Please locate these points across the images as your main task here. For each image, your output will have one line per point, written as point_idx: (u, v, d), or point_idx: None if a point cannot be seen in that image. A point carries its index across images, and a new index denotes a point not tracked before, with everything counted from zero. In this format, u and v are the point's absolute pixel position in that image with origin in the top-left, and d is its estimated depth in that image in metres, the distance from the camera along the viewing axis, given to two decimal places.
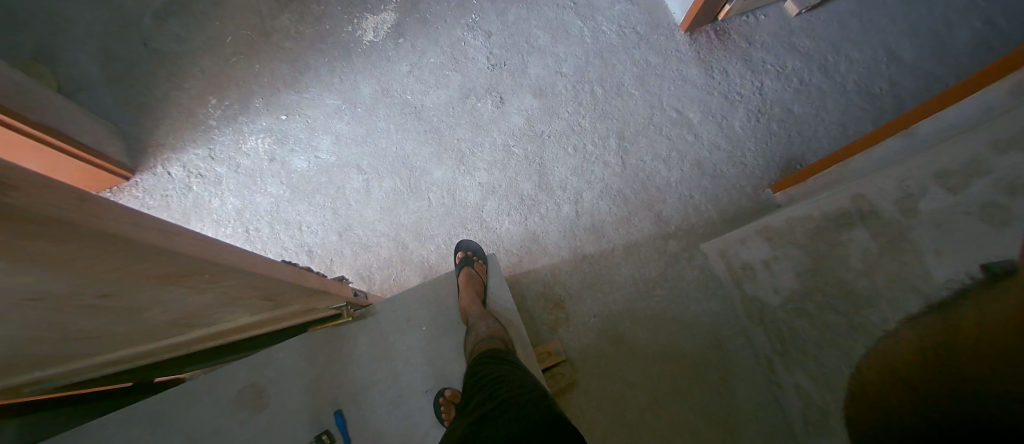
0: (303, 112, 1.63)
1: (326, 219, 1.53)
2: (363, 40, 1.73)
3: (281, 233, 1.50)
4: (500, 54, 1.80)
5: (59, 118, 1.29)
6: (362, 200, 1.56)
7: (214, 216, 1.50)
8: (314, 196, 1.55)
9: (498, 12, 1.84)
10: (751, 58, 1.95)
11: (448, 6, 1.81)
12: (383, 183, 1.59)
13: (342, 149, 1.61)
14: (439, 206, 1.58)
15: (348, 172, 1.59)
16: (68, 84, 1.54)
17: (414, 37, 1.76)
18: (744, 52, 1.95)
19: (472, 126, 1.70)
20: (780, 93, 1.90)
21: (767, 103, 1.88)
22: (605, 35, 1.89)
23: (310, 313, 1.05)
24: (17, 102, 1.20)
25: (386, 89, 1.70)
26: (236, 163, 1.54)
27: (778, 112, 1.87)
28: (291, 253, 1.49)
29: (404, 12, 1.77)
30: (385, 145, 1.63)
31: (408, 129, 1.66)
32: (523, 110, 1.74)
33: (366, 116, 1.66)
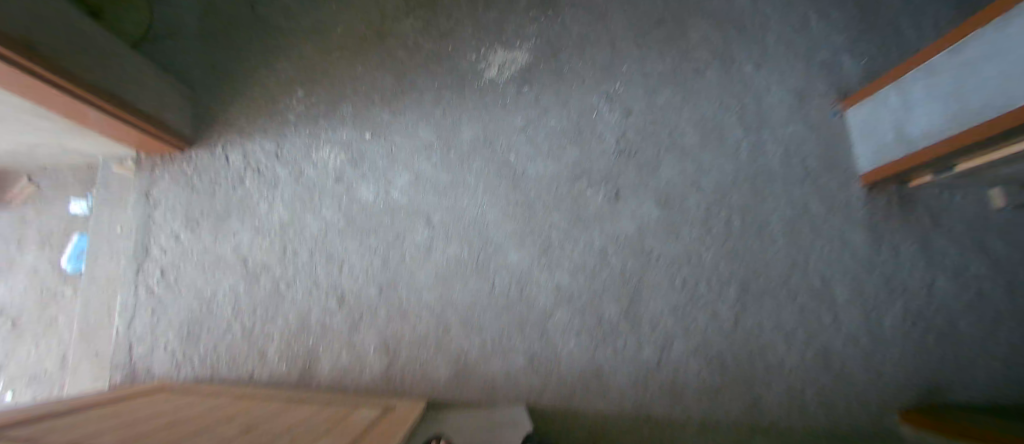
0: (386, 135, 1.38)
1: (370, 273, 1.26)
2: (481, 74, 1.46)
3: (318, 269, 1.26)
4: (631, 139, 1.46)
5: (125, 83, 1.16)
6: (418, 262, 1.28)
7: (256, 224, 1.28)
8: (369, 237, 1.29)
9: (645, 89, 1.52)
10: (940, 244, 1.49)
11: (591, 63, 1.51)
12: (451, 246, 1.30)
13: (412, 194, 1.34)
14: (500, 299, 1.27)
15: (414, 224, 1.32)
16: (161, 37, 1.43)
17: (540, 88, 1.47)
18: (936, 234, 1.49)
19: (569, 211, 1.37)
20: (952, 301, 1.45)
21: (933, 308, 1.44)
22: (763, 157, 1.52)
23: (342, 422, 0.95)
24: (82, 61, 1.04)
25: (489, 138, 1.41)
26: (300, 169, 1.33)
27: (942, 324, 1.43)
28: (318, 294, 1.24)
29: (539, 54, 1.49)
30: (467, 203, 1.35)
31: (497, 193, 1.36)
32: (637, 214, 1.39)
33: (456, 164, 1.38)
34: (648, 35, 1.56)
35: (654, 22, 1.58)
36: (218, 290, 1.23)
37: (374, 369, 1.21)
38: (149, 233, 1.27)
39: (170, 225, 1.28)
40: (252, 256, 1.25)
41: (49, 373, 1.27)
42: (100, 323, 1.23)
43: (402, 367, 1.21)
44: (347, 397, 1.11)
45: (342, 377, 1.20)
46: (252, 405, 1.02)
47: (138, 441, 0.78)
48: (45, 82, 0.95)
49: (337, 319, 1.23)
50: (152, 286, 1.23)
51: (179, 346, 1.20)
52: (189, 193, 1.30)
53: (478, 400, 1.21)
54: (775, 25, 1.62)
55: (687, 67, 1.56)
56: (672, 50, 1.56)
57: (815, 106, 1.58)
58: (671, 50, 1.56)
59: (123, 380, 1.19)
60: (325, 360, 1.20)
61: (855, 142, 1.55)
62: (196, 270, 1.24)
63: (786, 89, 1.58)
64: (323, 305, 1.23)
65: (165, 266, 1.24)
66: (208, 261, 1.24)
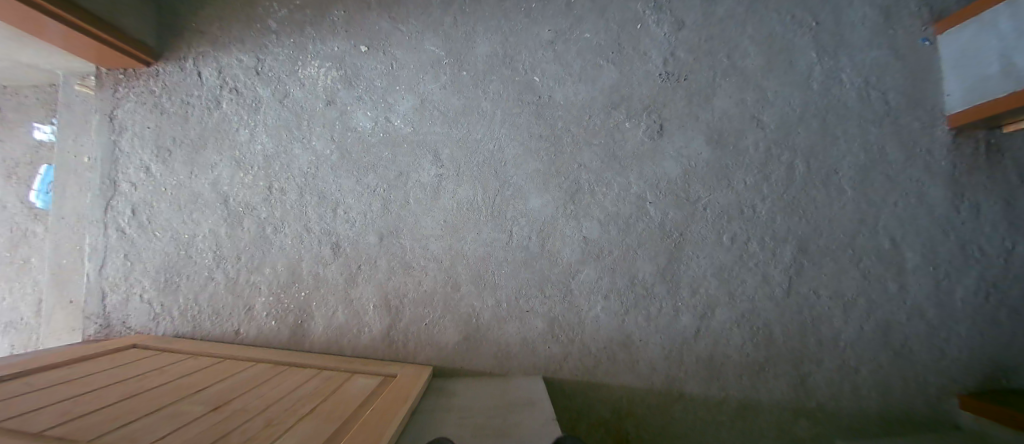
0: (386, 47, 1.15)
1: (369, 212, 1.10)
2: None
3: (309, 204, 1.09)
4: (685, 59, 1.20)
5: None
6: (426, 197, 1.11)
7: (237, 154, 1.10)
8: (368, 173, 1.11)
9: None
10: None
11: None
12: (462, 191, 1.12)
13: (420, 119, 1.13)
14: (517, 244, 1.11)
15: (421, 156, 1.12)
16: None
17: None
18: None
19: (599, 149, 1.15)
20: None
21: (1008, 278, 1.22)
22: (838, 88, 1.24)
23: (334, 392, 0.85)
24: None
25: (508, 56, 1.17)
26: (285, 91, 1.12)
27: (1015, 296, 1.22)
28: (311, 240, 1.09)
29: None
30: (482, 136, 1.14)
31: (518, 124, 1.15)
32: (680, 154, 1.16)
33: (471, 85, 1.15)
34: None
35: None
36: (197, 234, 1.08)
37: (374, 331, 1.08)
38: (116, 165, 1.11)
39: (139, 155, 1.11)
40: (232, 194, 1.09)
41: (29, 318, 1.18)
42: (74, 264, 1.11)
43: (404, 330, 1.08)
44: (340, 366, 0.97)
45: (338, 341, 1.07)
46: (237, 366, 0.93)
47: (80, 424, 0.65)
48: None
49: (328, 273, 1.08)
50: (123, 226, 1.09)
51: (157, 296, 1.08)
52: (159, 117, 1.12)
53: (492, 362, 1.09)
54: None
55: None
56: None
57: (903, 30, 1.27)
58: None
59: (96, 335, 1.08)
60: (316, 317, 1.08)
61: (945, 72, 1.26)
62: (172, 211, 1.09)
63: (869, 8, 1.27)
64: (315, 258, 1.08)
65: (137, 203, 1.10)
66: (186, 196, 1.09)
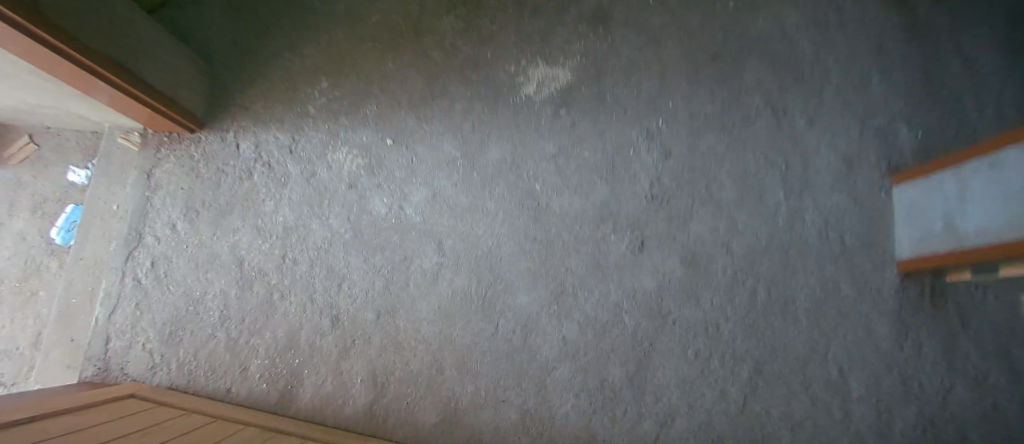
0: (409, 141, 1.30)
1: (370, 290, 1.20)
2: (519, 87, 1.36)
3: (316, 275, 1.21)
4: (669, 184, 1.34)
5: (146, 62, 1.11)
6: (425, 282, 1.22)
7: (260, 222, 1.24)
8: (375, 253, 1.23)
9: (685, 129, 1.38)
10: (991, 364, 1.28)
11: (636, 96, 1.38)
12: (457, 282, 1.23)
13: (428, 208, 1.26)
14: (502, 334, 1.21)
15: (425, 244, 1.24)
16: (172, 13, 1.38)
17: (576, 112, 1.35)
18: (989, 347, 1.29)
19: (584, 256, 1.27)
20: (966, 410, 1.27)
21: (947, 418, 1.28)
22: (801, 226, 1.37)
23: None
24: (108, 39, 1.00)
25: (516, 164, 1.31)
26: (312, 171, 1.27)
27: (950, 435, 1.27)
28: (313, 310, 1.19)
29: (582, 77, 1.37)
30: (482, 233, 1.26)
31: (517, 227, 1.27)
32: (656, 270, 1.29)
33: (478, 184, 1.29)
34: (702, 72, 1.42)
35: (708, 59, 1.43)
36: (207, 292, 1.20)
37: (359, 403, 1.16)
38: (146, 219, 1.25)
39: (167, 213, 1.25)
40: (248, 260, 1.22)
41: (23, 348, 1.23)
42: (80, 306, 1.22)
43: (385, 408, 1.16)
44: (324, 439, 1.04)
45: (322, 408, 1.15)
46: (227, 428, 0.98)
47: None
48: (51, 51, 0.87)
49: (321, 342, 1.17)
50: (139, 276, 1.22)
51: (159, 346, 1.18)
52: (193, 180, 1.27)
53: None
54: (835, 83, 1.43)
55: (736, 113, 1.40)
56: (722, 91, 1.41)
57: (864, 180, 1.40)
58: (725, 90, 1.41)
59: (94, 376, 1.18)
60: (306, 383, 1.16)
61: (897, 222, 1.37)
62: (190, 268, 1.22)
63: (836, 155, 1.41)
64: (312, 327, 1.18)
65: (157, 257, 1.23)
66: (204, 255, 1.22)
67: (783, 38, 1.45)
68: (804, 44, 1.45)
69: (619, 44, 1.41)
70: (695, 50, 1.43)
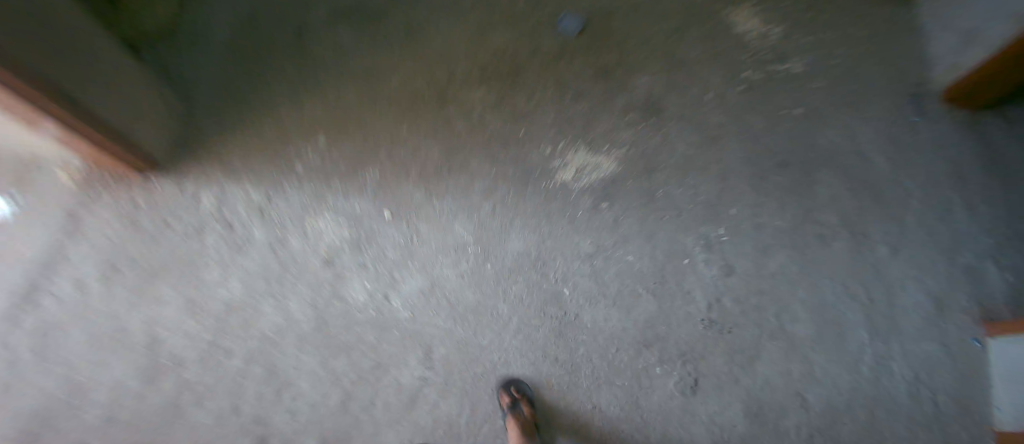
0: (410, 213, 1.01)
1: (323, 407, 0.89)
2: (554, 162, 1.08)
3: (254, 377, 0.90)
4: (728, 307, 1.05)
5: (89, 79, 0.80)
6: (400, 405, 0.91)
7: (195, 294, 0.93)
8: (341, 356, 0.92)
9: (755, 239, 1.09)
10: None
11: (698, 195, 1.10)
12: (442, 409, 0.92)
13: (422, 304, 0.96)
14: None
15: (409, 352, 0.93)
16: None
17: (620, 202, 1.08)
18: None
19: (610, 391, 0.98)
20: None
21: None
22: (890, 382, 1.04)
23: None
24: (45, 51, 0.70)
25: (540, 258, 1.02)
26: (282, 239, 0.97)
27: None
28: (238, 422, 0.88)
29: (635, 158, 1.10)
30: (487, 344, 0.96)
31: (534, 340, 0.97)
32: (698, 417, 0.99)
33: (490, 280, 1.00)
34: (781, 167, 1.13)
35: (787, 159, 1.14)
36: (105, 378, 0.89)
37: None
38: (44, 273, 0.93)
39: (77, 266, 0.93)
40: (169, 345, 0.91)
41: None
42: None
43: None
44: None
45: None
46: None
47: None
48: None
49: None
50: (16, 344, 0.89)
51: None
52: (124, 231, 0.95)
53: None
54: (920, 201, 1.13)
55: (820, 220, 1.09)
56: (804, 193, 1.12)
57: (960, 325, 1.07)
58: (808, 193, 1.12)
59: None
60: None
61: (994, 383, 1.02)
62: (86, 342, 0.90)
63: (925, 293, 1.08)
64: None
65: (49, 324, 0.91)
66: (114, 333, 0.91)
67: (882, 137, 1.16)
68: (901, 154, 1.15)
69: (684, 124, 1.14)
70: (775, 139, 1.15)
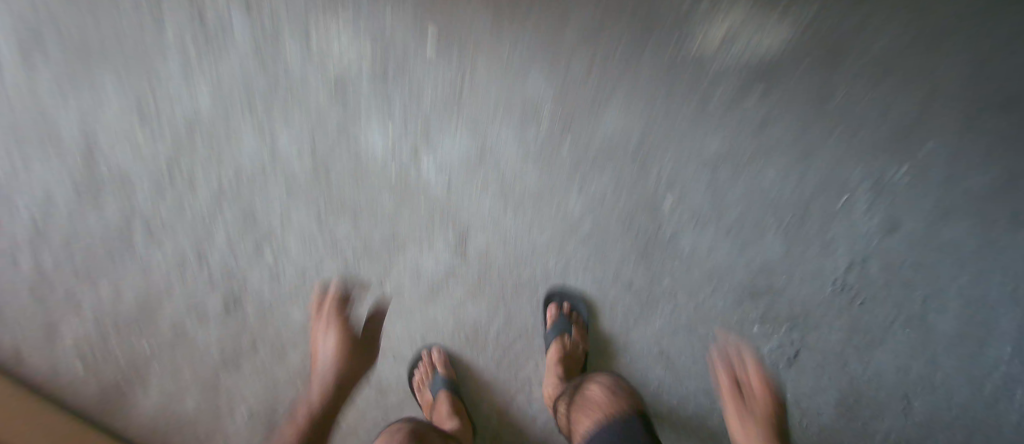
0: (464, 35, 0.68)
1: (310, 276, 0.65)
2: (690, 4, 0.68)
3: (224, 217, 0.65)
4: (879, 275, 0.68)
5: None
6: (416, 297, 0.68)
7: (151, 93, 0.67)
8: (343, 215, 0.67)
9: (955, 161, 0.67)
10: None
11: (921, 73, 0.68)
12: (470, 313, 0.69)
13: (462, 172, 0.68)
14: (510, 418, 0.69)
15: (435, 232, 0.68)
16: None
17: (779, 85, 0.69)
18: None
19: (685, 341, 0.70)
20: None
21: None
22: None
23: None
24: None
25: (640, 134, 0.69)
26: (275, 37, 0.67)
27: None
28: (194, 271, 0.64)
29: (822, 23, 0.68)
30: (541, 240, 0.69)
31: (608, 246, 0.70)
32: (795, 411, 0.68)
33: (565, 164, 0.69)
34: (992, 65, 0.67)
35: None
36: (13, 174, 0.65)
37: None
38: None
39: None
40: (116, 154, 0.66)
41: None
42: None
43: None
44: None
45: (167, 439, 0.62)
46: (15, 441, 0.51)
47: None
48: None
49: (200, 333, 0.64)
50: None
51: None
52: None
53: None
54: None
55: (1002, 147, 0.67)
56: (1013, 114, 0.67)
57: None
58: None
59: None
60: (150, 389, 0.63)
61: None
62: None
63: None
64: (191, 303, 0.64)
65: None
66: (46, 125, 0.66)
67: None
68: None
69: None
70: None
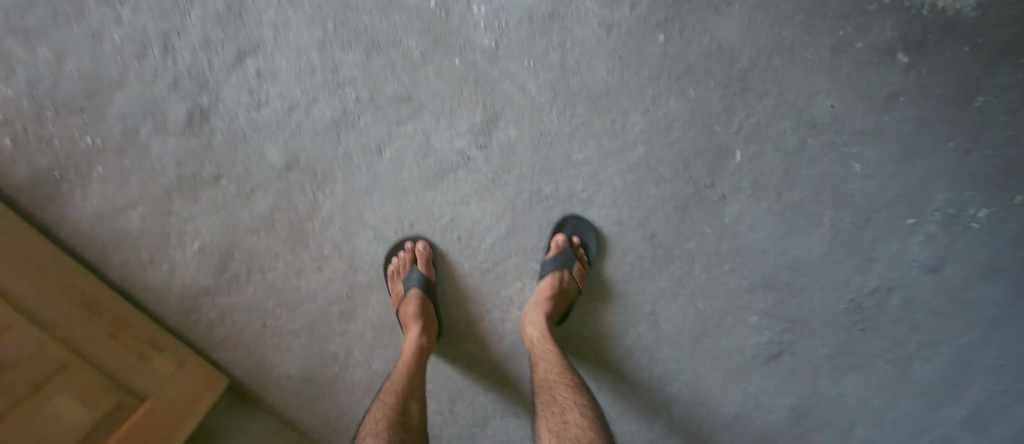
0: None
1: (300, 112, 0.54)
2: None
3: (207, 4, 0.51)
4: (909, 306, 0.60)
5: None
6: (416, 173, 0.57)
7: None
8: (355, 47, 0.53)
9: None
10: None
11: None
12: (471, 211, 0.58)
13: (517, 40, 0.54)
14: (482, 329, 0.62)
15: (461, 104, 0.55)
16: None
17: (921, 46, 0.55)
18: None
19: (680, 309, 0.62)
20: None
21: None
22: None
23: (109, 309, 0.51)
24: None
25: (746, 46, 0.56)
26: None
27: None
28: (169, 61, 0.52)
29: None
30: (582, 145, 0.58)
31: (656, 170, 0.58)
32: (776, 406, 0.64)
33: (645, 71, 0.56)
34: None
35: None
36: None
37: (182, 290, 0.56)
38: None
39: None
40: None
41: None
42: None
43: (214, 325, 0.57)
44: (62, 353, 0.43)
45: (106, 245, 0.55)
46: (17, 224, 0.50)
47: None
48: None
49: (156, 141, 0.53)
50: None
51: None
52: None
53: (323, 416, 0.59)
54: None
55: None
56: None
57: None
58: None
59: None
60: (91, 190, 0.53)
61: None
62: None
63: None
64: (152, 102, 0.53)
65: None
66: None
67: None
68: None
69: None
70: None
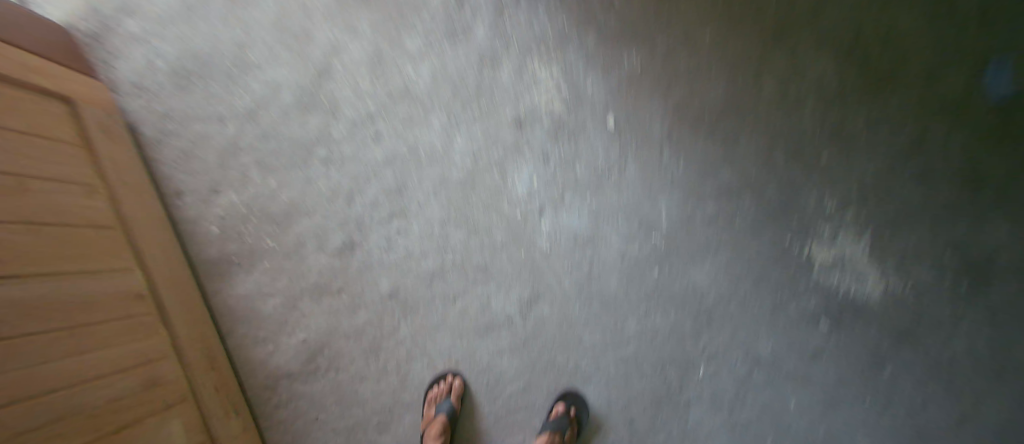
0: (629, 149, 0.76)
1: (411, 261, 0.77)
2: (838, 232, 0.76)
3: (376, 182, 0.77)
4: None
5: None
6: (472, 325, 0.78)
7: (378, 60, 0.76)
8: (461, 230, 0.78)
9: None
10: None
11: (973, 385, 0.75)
12: (502, 363, 0.78)
13: (565, 251, 0.78)
14: None
15: (517, 286, 0.78)
16: None
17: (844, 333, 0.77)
18: None
19: None
20: None
21: None
22: None
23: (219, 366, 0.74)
24: None
25: (720, 303, 0.78)
26: (497, 70, 0.76)
27: None
28: (334, 212, 0.77)
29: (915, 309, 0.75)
30: (593, 339, 0.78)
31: (642, 369, 0.79)
32: None
33: (644, 292, 0.79)
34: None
35: None
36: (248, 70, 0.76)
37: (275, 369, 0.78)
38: None
39: None
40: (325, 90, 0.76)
41: None
42: None
43: (281, 402, 0.78)
44: (186, 391, 0.67)
45: (240, 321, 0.78)
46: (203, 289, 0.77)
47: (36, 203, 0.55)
48: None
49: (310, 257, 0.77)
50: None
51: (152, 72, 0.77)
52: None
53: None
54: None
55: None
56: None
57: None
58: None
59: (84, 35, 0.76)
60: (250, 279, 0.78)
61: None
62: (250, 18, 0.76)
63: None
64: (315, 232, 0.77)
65: None
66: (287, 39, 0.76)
67: None
68: None
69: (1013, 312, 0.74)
70: None
